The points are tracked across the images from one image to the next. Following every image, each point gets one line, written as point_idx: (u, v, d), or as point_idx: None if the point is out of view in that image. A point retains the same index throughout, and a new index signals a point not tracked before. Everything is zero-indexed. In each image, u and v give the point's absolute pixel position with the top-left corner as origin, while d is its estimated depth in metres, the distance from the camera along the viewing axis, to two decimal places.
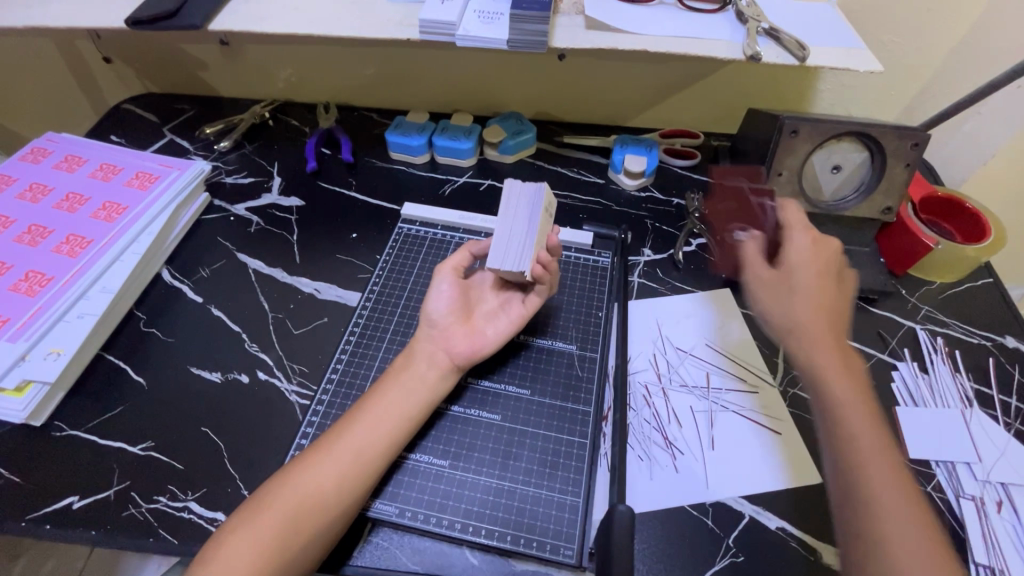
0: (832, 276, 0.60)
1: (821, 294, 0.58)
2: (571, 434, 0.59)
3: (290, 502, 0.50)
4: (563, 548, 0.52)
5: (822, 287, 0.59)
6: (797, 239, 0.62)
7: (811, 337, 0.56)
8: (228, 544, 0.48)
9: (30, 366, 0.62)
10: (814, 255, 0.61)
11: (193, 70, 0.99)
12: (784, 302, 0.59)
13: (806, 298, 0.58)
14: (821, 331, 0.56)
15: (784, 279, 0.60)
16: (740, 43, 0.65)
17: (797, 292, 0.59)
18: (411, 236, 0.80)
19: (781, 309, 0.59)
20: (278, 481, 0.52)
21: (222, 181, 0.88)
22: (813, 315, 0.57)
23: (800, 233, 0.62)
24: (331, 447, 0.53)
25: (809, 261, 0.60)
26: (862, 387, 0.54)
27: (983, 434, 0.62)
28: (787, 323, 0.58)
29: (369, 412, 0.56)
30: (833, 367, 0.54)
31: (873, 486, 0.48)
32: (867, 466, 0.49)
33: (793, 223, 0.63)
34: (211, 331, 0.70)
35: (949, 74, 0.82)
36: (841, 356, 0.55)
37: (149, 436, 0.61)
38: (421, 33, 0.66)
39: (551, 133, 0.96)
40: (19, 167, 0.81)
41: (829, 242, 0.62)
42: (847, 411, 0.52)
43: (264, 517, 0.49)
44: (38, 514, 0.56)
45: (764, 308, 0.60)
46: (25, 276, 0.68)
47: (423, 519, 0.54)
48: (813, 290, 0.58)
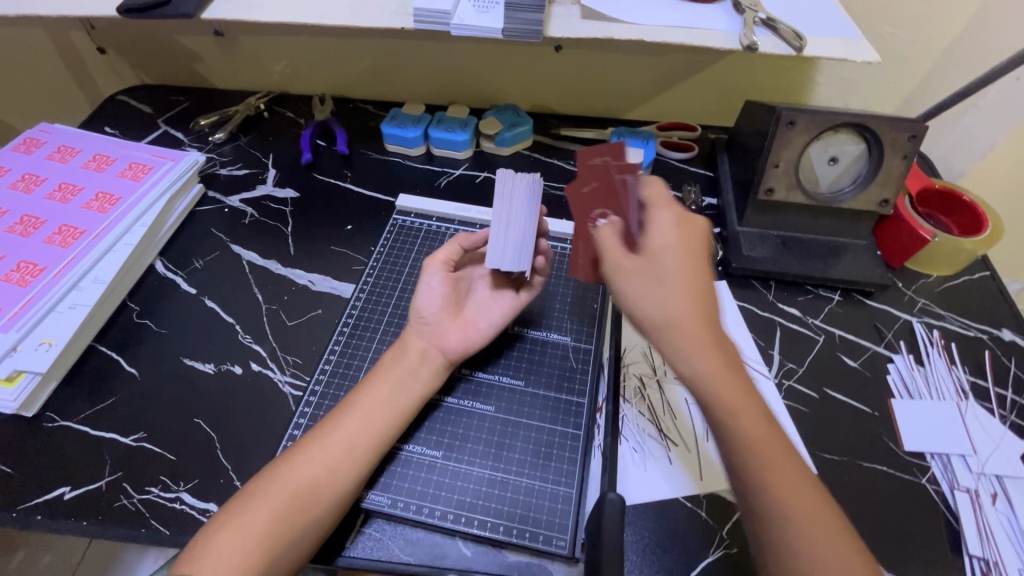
0: (702, 259, 0.48)
1: (689, 278, 0.46)
2: (566, 426, 0.59)
3: (279, 498, 0.49)
4: (556, 538, 0.52)
5: (693, 274, 0.46)
6: (659, 218, 0.49)
7: (691, 343, 0.44)
8: (218, 542, 0.47)
9: (22, 357, 0.61)
10: (679, 237, 0.48)
11: (188, 62, 0.98)
12: (657, 294, 0.46)
13: (675, 288, 0.46)
14: (702, 328, 0.45)
15: (644, 265, 0.47)
16: (736, 33, 0.65)
17: (670, 278, 0.46)
18: (406, 228, 0.80)
19: (654, 302, 0.46)
20: (269, 475, 0.51)
21: (217, 173, 0.88)
22: (687, 305, 0.45)
23: (663, 211, 0.50)
24: (324, 440, 0.53)
25: (672, 244, 0.48)
26: (748, 394, 0.44)
27: (978, 427, 0.62)
28: (665, 327, 0.45)
29: (363, 405, 0.55)
30: (722, 372, 0.44)
31: (772, 511, 0.42)
32: (773, 487, 0.42)
33: (657, 200, 0.51)
34: (205, 322, 0.70)
35: (948, 66, 0.82)
36: (730, 363, 0.45)
37: (142, 427, 0.61)
38: (415, 22, 0.66)
39: (548, 125, 0.96)
40: (11, 158, 0.80)
41: (693, 220, 0.49)
42: (745, 434, 0.43)
43: (255, 512, 0.48)
44: (29, 505, 0.56)
45: (632, 300, 0.47)
46: (17, 267, 0.68)
47: (417, 510, 0.53)
48: (685, 282, 0.46)
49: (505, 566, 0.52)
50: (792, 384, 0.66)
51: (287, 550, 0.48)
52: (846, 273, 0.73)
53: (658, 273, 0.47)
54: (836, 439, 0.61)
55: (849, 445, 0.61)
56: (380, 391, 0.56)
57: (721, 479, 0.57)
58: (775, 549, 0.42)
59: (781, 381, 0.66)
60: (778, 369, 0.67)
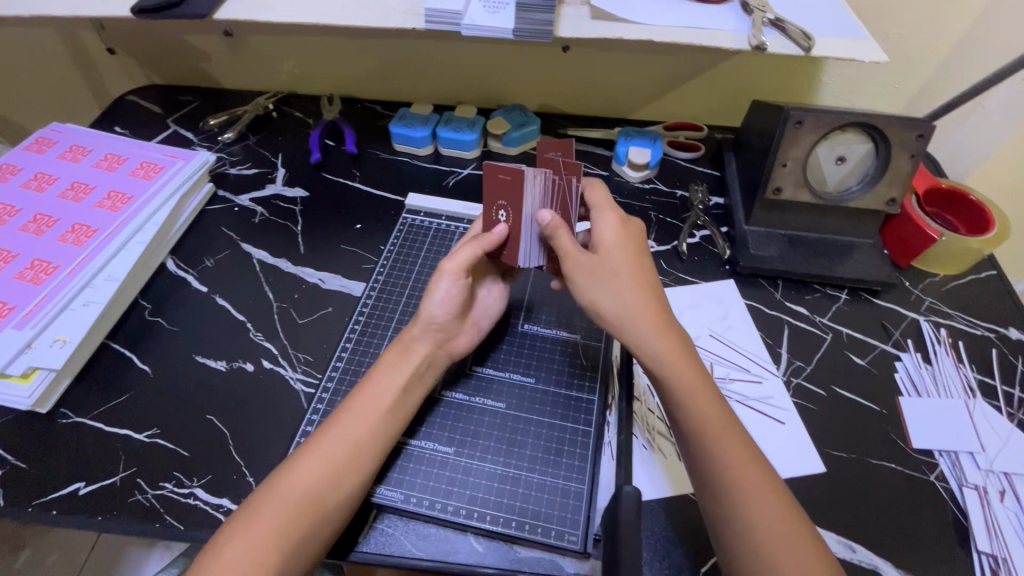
0: (643, 255, 0.58)
1: (636, 274, 0.56)
2: (576, 422, 0.60)
3: (289, 499, 0.48)
4: (568, 534, 0.52)
5: (638, 267, 0.56)
6: (605, 220, 0.59)
7: (643, 326, 0.53)
8: (232, 548, 0.46)
9: (36, 354, 0.62)
10: (622, 237, 0.58)
11: (197, 62, 0.99)
12: (613, 290, 0.54)
13: (626, 282, 0.55)
14: (652, 315, 0.54)
15: (599, 262, 0.56)
16: (744, 33, 0.65)
17: (622, 276, 0.55)
18: (416, 226, 0.80)
19: (612, 298, 0.54)
20: (277, 478, 0.50)
21: (226, 172, 0.88)
22: (638, 297, 0.54)
23: (606, 214, 0.59)
24: (330, 439, 0.51)
25: (618, 242, 0.58)
26: (695, 369, 0.52)
27: (986, 425, 0.62)
28: (620, 312, 0.54)
29: (369, 401, 0.54)
30: (672, 352, 0.52)
31: (727, 472, 0.47)
32: (724, 447, 0.48)
33: (601, 206, 0.60)
34: (216, 320, 0.71)
35: (954, 66, 0.82)
36: (676, 343, 0.53)
37: (155, 424, 0.62)
38: (426, 23, 0.66)
39: (555, 125, 0.96)
40: (23, 157, 0.81)
41: (631, 222, 0.60)
42: (694, 401, 0.50)
43: (268, 516, 0.47)
44: (44, 500, 0.56)
45: (595, 297, 0.55)
46: (31, 264, 0.68)
47: (429, 505, 0.54)
48: (630, 273, 0.55)
49: (517, 562, 0.52)
50: (801, 382, 0.66)
51: (305, 553, 0.47)
52: (853, 272, 0.73)
53: (609, 267, 0.55)
54: (844, 437, 0.62)
55: (857, 442, 0.61)
56: (385, 385, 0.55)
57: (686, 484, 0.57)
58: (736, 510, 0.46)
59: (789, 379, 0.66)
60: (786, 367, 0.67)
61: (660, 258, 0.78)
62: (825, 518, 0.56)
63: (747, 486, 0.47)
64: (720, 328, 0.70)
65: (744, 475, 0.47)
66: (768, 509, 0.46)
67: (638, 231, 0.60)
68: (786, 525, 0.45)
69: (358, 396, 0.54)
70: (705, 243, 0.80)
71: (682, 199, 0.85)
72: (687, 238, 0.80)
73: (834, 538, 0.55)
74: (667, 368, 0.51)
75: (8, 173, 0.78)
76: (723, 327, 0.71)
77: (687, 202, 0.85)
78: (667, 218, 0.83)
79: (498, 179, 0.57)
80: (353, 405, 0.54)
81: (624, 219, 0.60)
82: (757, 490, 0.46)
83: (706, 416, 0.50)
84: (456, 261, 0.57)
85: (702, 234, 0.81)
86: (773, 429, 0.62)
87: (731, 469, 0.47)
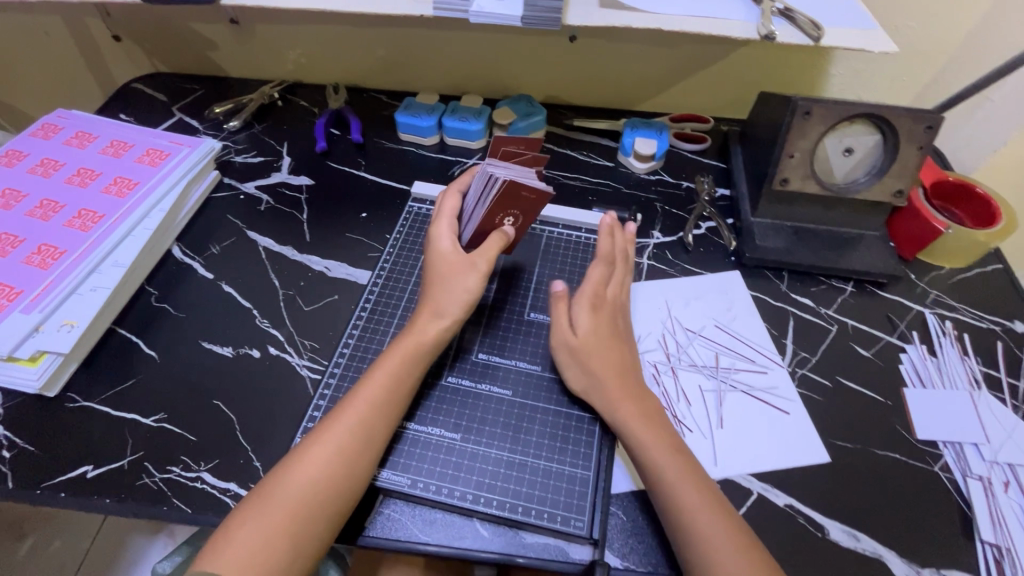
0: (619, 340, 0.60)
1: (606, 350, 0.58)
2: (583, 409, 0.60)
3: (297, 484, 0.49)
4: (573, 520, 0.52)
5: (615, 350, 0.59)
6: (577, 312, 0.60)
7: (606, 393, 0.56)
8: (248, 536, 0.47)
9: (44, 338, 0.62)
10: (597, 323, 0.60)
11: (202, 50, 0.98)
12: (581, 363, 0.58)
13: (598, 362, 0.58)
14: (613, 385, 0.56)
15: (574, 344, 0.59)
16: (754, 23, 0.65)
17: (603, 345, 0.59)
18: (421, 214, 0.80)
19: (577, 372, 0.58)
20: (289, 467, 0.50)
21: (232, 160, 0.88)
22: (606, 373, 0.57)
23: (584, 302, 0.60)
24: (339, 428, 0.52)
25: (596, 327, 0.59)
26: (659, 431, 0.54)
27: (991, 416, 0.62)
28: (583, 384, 0.58)
29: (375, 391, 0.54)
30: (631, 413, 0.55)
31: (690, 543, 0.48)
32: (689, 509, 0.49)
33: (586, 288, 0.62)
34: (223, 306, 0.71)
35: (963, 58, 0.82)
36: (640, 406, 0.56)
37: (162, 409, 0.62)
38: (434, 10, 0.66)
39: (560, 115, 0.96)
40: (30, 143, 0.81)
41: (608, 308, 0.61)
42: (666, 474, 0.51)
43: (281, 505, 0.48)
44: (53, 482, 0.56)
45: (564, 369, 0.60)
46: (38, 249, 0.69)
47: (435, 490, 0.54)
48: (603, 353, 0.58)
49: (523, 547, 0.52)
50: (805, 372, 0.66)
51: (319, 540, 0.48)
52: (859, 263, 0.73)
53: (579, 354, 0.58)
54: (849, 427, 0.62)
55: (861, 433, 0.62)
56: (391, 374, 0.55)
57: None
58: None
59: (795, 370, 0.66)
60: (791, 358, 0.67)
61: (666, 249, 0.78)
62: (829, 507, 0.56)
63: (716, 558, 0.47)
64: (726, 318, 0.71)
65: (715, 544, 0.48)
66: (726, 542, 0.48)
67: (614, 314, 0.62)
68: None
69: (365, 385, 0.54)
70: (711, 234, 0.80)
71: (688, 190, 0.85)
72: (693, 229, 0.80)
73: (838, 528, 0.55)
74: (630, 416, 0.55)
75: (15, 158, 0.78)
76: (728, 317, 0.71)
77: (693, 193, 0.85)
78: (674, 210, 0.83)
79: (520, 194, 0.57)
80: (360, 393, 0.54)
81: (598, 307, 0.61)
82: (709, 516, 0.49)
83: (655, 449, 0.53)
84: (486, 255, 0.59)
85: (708, 225, 0.81)
86: (778, 420, 0.62)
87: (688, 511, 0.49)
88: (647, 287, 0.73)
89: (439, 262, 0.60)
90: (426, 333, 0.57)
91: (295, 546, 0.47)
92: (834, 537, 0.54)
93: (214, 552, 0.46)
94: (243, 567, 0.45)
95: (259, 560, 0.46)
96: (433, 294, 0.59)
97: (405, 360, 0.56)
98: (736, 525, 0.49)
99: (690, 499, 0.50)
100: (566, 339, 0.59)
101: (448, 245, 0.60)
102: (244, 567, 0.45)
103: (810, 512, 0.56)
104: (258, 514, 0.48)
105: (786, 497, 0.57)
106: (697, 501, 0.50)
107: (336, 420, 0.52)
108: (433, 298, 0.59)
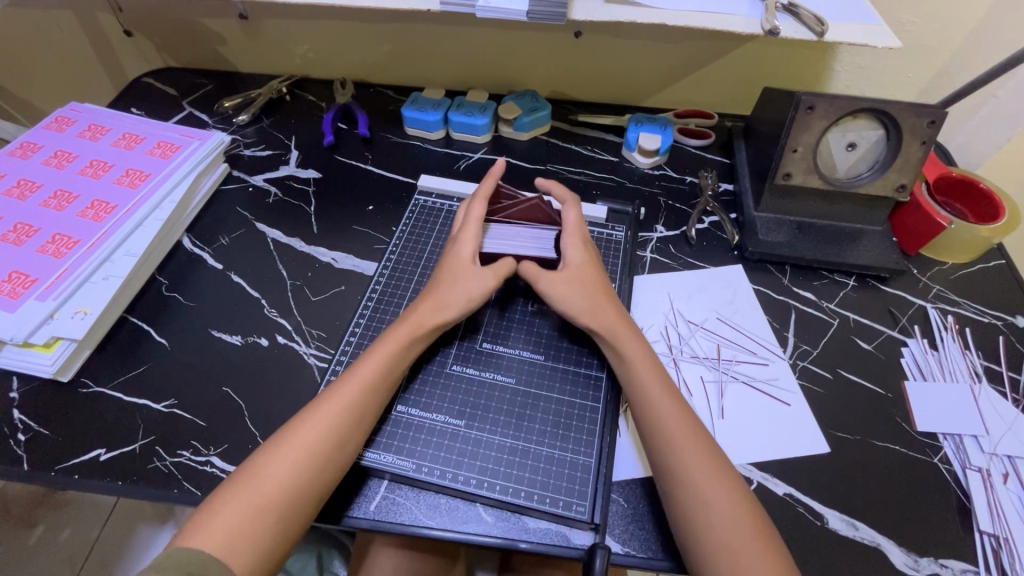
0: (603, 273, 0.65)
1: (599, 287, 0.63)
2: (585, 399, 0.60)
3: (292, 456, 0.51)
4: (575, 505, 0.53)
5: (602, 282, 0.63)
6: (569, 245, 0.65)
7: (606, 322, 0.60)
8: (233, 510, 0.48)
9: (59, 324, 0.63)
10: (587, 255, 0.65)
11: (212, 45, 1.00)
12: (578, 286, 0.62)
13: (590, 289, 0.62)
14: (612, 314, 0.61)
15: (570, 272, 0.63)
16: (758, 18, 0.65)
17: (615, 335, 0.59)
18: (427, 207, 0.81)
19: (575, 297, 0.61)
20: (279, 446, 0.52)
21: (241, 153, 0.90)
22: (593, 298, 0.61)
23: (573, 237, 0.66)
24: (331, 410, 0.54)
25: (585, 261, 0.64)
26: (674, 396, 0.55)
27: (991, 408, 0.63)
28: (581, 307, 0.61)
29: (365, 375, 0.56)
30: (646, 368, 0.57)
31: (697, 524, 0.49)
32: (700, 488, 0.50)
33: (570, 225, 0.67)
34: (232, 296, 0.72)
35: (968, 54, 0.82)
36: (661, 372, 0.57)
37: (173, 395, 0.63)
38: (442, 5, 0.67)
39: (564, 111, 0.97)
40: (44, 135, 0.82)
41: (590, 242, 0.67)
42: (678, 449, 0.52)
43: (268, 483, 0.50)
44: (67, 465, 0.58)
45: (561, 298, 0.62)
46: (52, 239, 0.70)
47: (440, 474, 0.55)
48: (595, 282, 0.63)
49: (525, 532, 0.53)
50: (807, 365, 0.67)
51: (308, 513, 0.50)
52: (861, 258, 0.74)
53: (577, 279, 0.63)
54: (849, 418, 0.63)
55: (862, 425, 0.62)
56: (380, 365, 0.57)
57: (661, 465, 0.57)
58: (713, 562, 0.47)
59: (796, 362, 0.67)
60: (793, 351, 0.68)
61: (669, 243, 0.79)
62: (828, 496, 0.57)
63: (721, 537, 0.48)
64: (728, 312, 0.71)
65: (720, 519, 0.48)
66: (730, 518, 0.48)
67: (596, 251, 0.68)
68: (756, 553, 0.47)
69: (358, 371, 0.56)
70: (714, 228, 0.81)
71: (692, 185, 0.86)
72: (696, 224, 0.81)
73: (837, 516, 0.56)
74: (657, 399, 0.55)
75: (29, 150, 0.80)
76: (730, 310, 0.71)
77: (696, 188, 0.85)
78: (677, 204, 0.84)
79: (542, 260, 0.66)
80: (354, 377, 0.56)
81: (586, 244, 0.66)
82: (727, 506, 0.49)
83: (675, 433, 0.53)
84: (494, 271, 0.63)
85: (711, 220, 0.82)
86: (779, 411, 0.63)
87: (694, 491, 0.50)
88: (649, 280, 0.74)
89: (452, 263, 0.64)
90: (427, 322, 0.60)
91: (283, 518, 0.49)
92: (832, 526, 0.55)
93: (197, 529, 0.48)
94: (231, 537, 0.47)
95: (247, 532, 0.48)
96: (435, 293, 0.62)
97: (399, 353, 0.58)
98: (746, 502, 0.50)
99: (694, 469, 0.51)
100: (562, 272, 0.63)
101: (468, 249, 0.64)
102: (233, 539, 0.47)
103: (809, 501, 0.56)
104: (248, 485, 0.50)
105: (785, 487, 0.57)
106: (701, 475, 0.50)
107: (326, 404, 0.54)
108: (433, 294, 0.62)
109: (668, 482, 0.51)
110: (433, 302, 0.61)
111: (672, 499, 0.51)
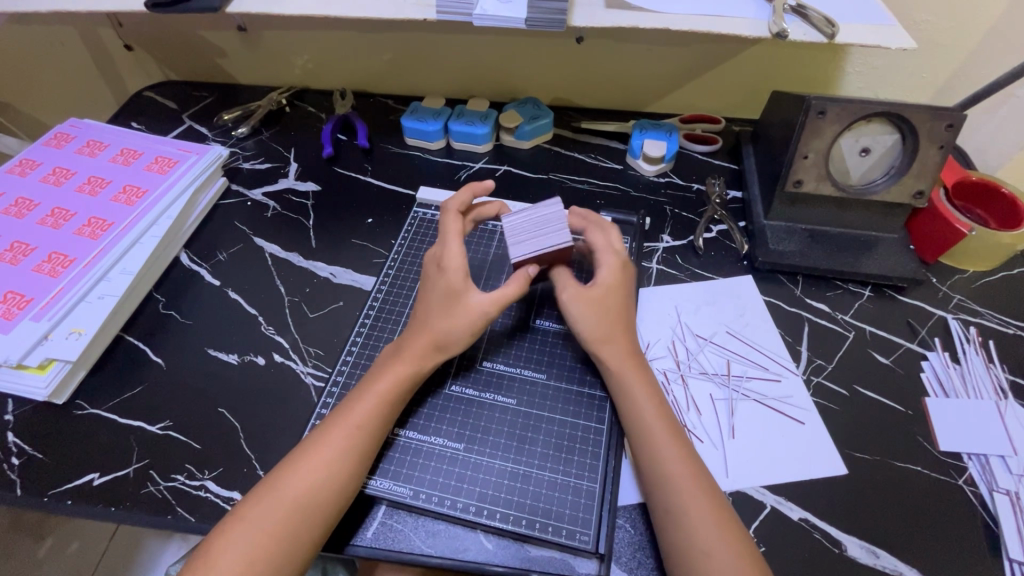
0: (631, 301, 0.62)
1: (621, 316, 0.60)
2: (588, 420, 0.58)
3: (287, 489, 0.50)
4: (579, 534, 0.51)
5: (623, 309, 0.60)
6: (606, 261, 0.62)
7: (619, 352, 0.58)
8: (229, 543, 0.47)
9: (52, 345, 0.62)
10: (621, 278, 0.62)
11: (212, 57, 0.99)
12: (597, 311, 0.59)
13: (608, 315, 0.59)
14: (625, 347, 0.58)
15: (595, 294, 0.60)
16: (765, 21, 0.63)
17: (621, 369, 0.57)
18: (426, 220, 0.79)
19: (592, 321, 0.59)
20: (276, 477, 0.51)
21: (239, 167, 0.89)
22: (614, 331, 0.59)
23: (610, 254, 0.62)
24: (335, 448, 0.52)
25: (616, 283, 0.61)
26: (677, 433, 0.53)
27: (1018, 426, 0.60)
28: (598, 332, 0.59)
29: (377, 410, 0.54)
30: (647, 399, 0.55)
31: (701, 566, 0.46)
32: (699, 531, 0.48)
33: (601, 247, 0.63)
34: (229, 312, 0.71)
35: (987, 53, 0.78)
36: (660, 408, 0.55)
37: (167, 416, 0.62)
38: (437, 14, 0.65)
39: (568, 118, 0.95)
40: (43, 152, 0.82)
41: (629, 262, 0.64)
42: (677, 486, 0.50)
43: (266, 519, 0.48)
44: (61, 490, 0.57)
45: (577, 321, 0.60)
46: (48, 258, 0.69)
47: (438, 501, 0.53)
48: (612, 312, 0.60)
49: (527, 561, 0.51)
50: (821, 380, 0.64)
51: (306, 549, 0.49)
52: (877, 267, 0.71)
53: (604, 304, 0.60)
54: (868, 438, 0.60)
55: (883, 444, 0.59)
56: (392, 403, 0.55)
57: None
58: None
59: (810, 378, 0.64)
60: (806, 365, 0.65)
61: (676, 253, 0.76)
62: (846, 521, 0.54)
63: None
64: (740, 325, 0.69)
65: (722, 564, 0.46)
66: (733, 559, 0.46)
67: (633, 272, 0.64)
68: None
69: (366, 412, 0.54)
70: (724, 237, 0.78)
71: (699, 192, 0.84)
72: (704, 233, 0.78)
73: (857, 544, 0.53)
74: (656, 442, 0.52)
75: (29, 167, 0.79)
76: (740, 323, 0.69)
77: (703, 195, 0.83)
78: (684, 213, 0.81)
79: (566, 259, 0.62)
80: (356, 415, 0.53)
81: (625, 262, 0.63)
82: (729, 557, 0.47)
83: (674, 479, 0.50)
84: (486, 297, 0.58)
85: (720, 229, 0.79)
86: (791, 430, 0.60)
87: (697, 532, 0.48)
88: (654, 292, 0.72)
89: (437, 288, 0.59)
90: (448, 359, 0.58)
91: (286, 551, 0.48)
92: (852, 554, 0.52)
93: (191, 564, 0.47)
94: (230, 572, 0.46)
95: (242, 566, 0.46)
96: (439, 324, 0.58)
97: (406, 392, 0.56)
98: (746, 540, 0.48)
99: (695, 510, 0.49)
100: (589, 290, 0.60)
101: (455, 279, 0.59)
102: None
103: (826, 526, 0.54)
104: (248, 521, 0.48)
105: (800, 511, 0.55)
106: (703, 515, 0.48)
107: (328, 441, 0.52)
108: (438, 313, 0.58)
109: (671, 521, 0.49)
110: (430, 344, 0.57)
111: (674, 541, 0.48)
